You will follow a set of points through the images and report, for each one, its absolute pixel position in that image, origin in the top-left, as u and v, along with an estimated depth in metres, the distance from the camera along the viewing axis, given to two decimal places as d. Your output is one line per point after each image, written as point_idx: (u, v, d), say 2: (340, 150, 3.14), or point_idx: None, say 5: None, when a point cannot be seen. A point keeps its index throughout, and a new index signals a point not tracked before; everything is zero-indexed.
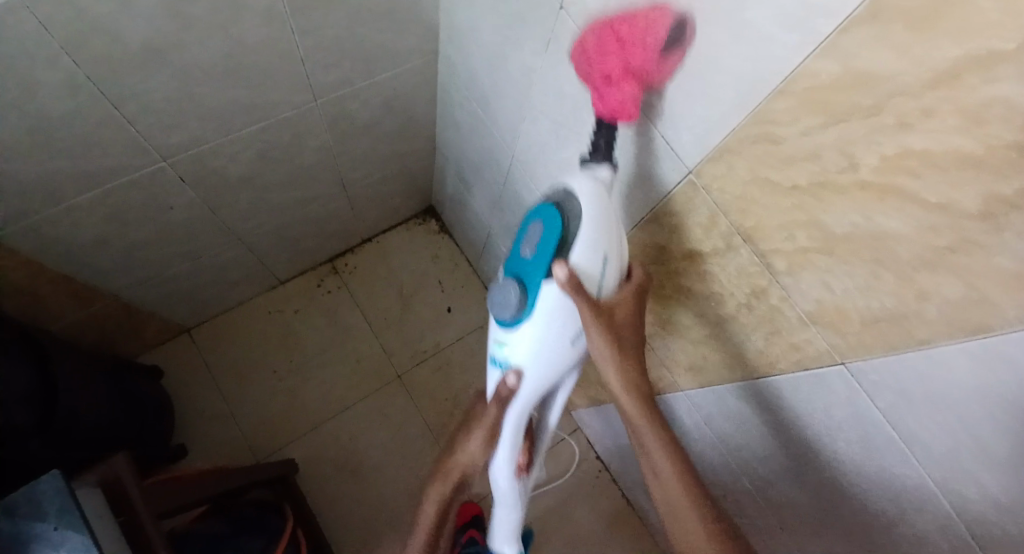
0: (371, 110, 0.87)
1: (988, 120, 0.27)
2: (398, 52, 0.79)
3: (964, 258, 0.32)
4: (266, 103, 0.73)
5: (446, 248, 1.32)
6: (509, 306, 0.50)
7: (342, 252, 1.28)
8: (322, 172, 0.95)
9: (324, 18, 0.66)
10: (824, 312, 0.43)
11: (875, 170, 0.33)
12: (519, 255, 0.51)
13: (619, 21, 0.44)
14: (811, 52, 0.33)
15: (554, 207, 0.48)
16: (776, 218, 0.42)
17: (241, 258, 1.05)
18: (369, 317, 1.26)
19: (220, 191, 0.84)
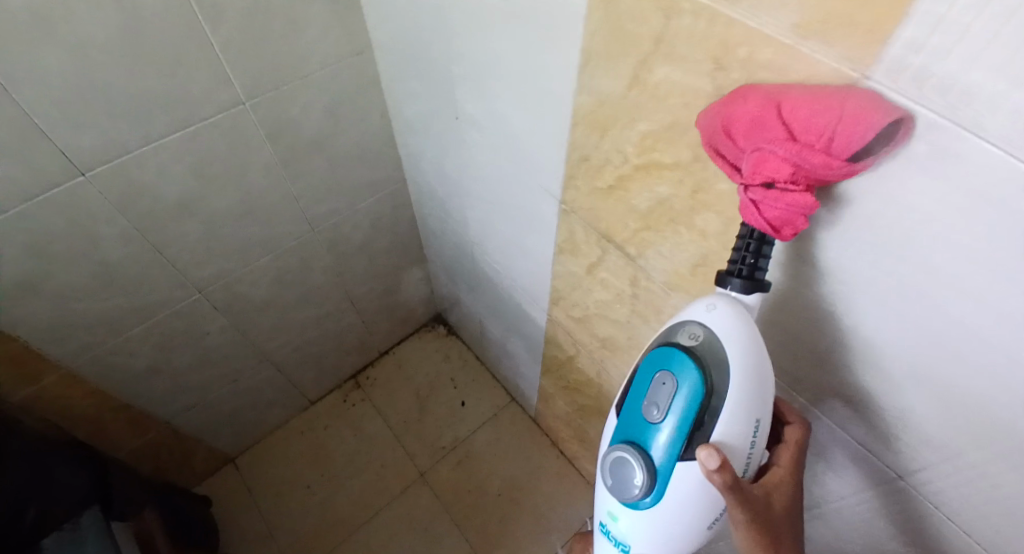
0: (362, 231, 1.07)
1: (663, 95, 0.40)
2: (374, 183, 1.00)
3: (705, 195, 0.43)
4: (276, 235, 0.94)
5: (454, 349, 1.50)
6: (634, 484, 0.47)
7: (363, 368, 1.46)
8: (332, 290, 1.14)
9: (312, 165, 0.89)
10: (676, 279, 0.53)
11: (637, 155, 0.46)
12: (640, 417, 0.47)
13: (788, 110, 0.34)
14: (571, 93, 0.48)
15: (695, 367, 0.44)
16: (613, 216, 0.55)
17: (273, 378, 1.21)
18: (390, 422, 1.39)
19: (247, 315, 1.02)
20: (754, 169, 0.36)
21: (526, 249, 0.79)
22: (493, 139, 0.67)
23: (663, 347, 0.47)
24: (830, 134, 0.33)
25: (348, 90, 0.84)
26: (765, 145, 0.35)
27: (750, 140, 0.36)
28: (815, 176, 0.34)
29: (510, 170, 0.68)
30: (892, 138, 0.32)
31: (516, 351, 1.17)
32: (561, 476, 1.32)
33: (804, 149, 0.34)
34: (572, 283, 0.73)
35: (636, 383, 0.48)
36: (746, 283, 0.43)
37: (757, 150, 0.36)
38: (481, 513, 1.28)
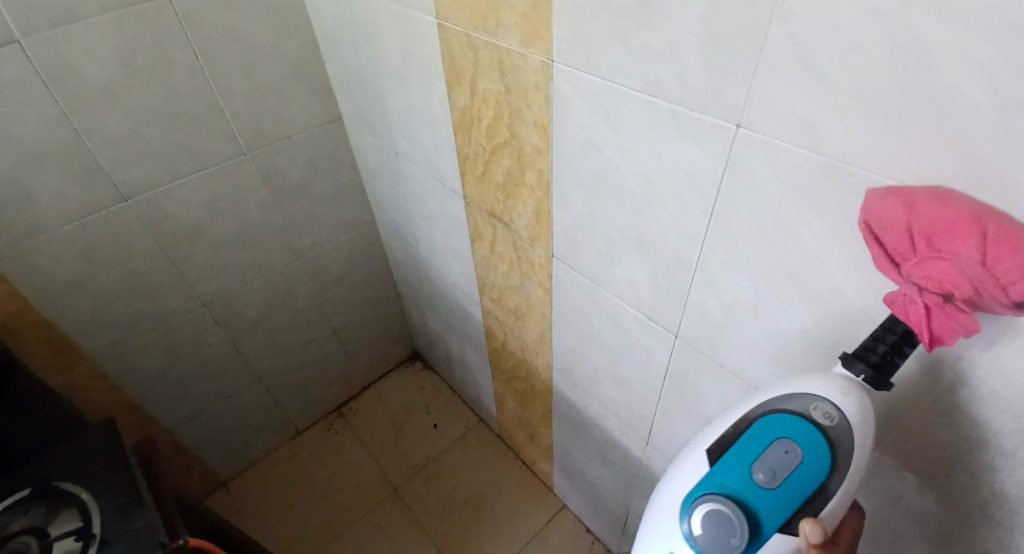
0: (339, 264, 1.29)
1: (486, 101, 0.69)
2: (348, 223, 1.24)
3: (524, 157, 0.70)
4: (267, 261, 1.16)
5: (430, 383, 1.61)
6: (724, 540, 0.45)
7: (346, 401, 1.57)
8: (314, 317, 1.33)
9: (296, 204, 1.14)
10: (534, 229, 0.78)
11: (488, 144, 0.74)
12: (747, 475, 0.46)
13: (992, 237, 0.35)
14: (446, 113, 0.77)
15: (825, 445, 0.44)
16: (489, 196, 0.82)
17: (263, 401, 1.36)
18: (368, 446, 1.47)
19: (242, 331, 1.21)
20: (925, 275, 0.38)
21: (453, 252, 1.03)
22: (411, 167, 0.94)
23: (789, 417, 0.46)
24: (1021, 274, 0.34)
25: (325, 148, 1.12)
26: (952, 257, 0.37)
27: (935, 244, 0.37)
28: (984, 302, 0.37)
29: (426, 187, 0.95)
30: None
31: (472, 363, 1.35)
32: (526, 487, 1.35)
33: (986, 278, 0.35)
34: (487, 266, 0.96)
35: (750, 441, 0.47)
36: (878, 377, 0.44)
37: (937, 257, 0.37)
38: (447, 523, 1.30)
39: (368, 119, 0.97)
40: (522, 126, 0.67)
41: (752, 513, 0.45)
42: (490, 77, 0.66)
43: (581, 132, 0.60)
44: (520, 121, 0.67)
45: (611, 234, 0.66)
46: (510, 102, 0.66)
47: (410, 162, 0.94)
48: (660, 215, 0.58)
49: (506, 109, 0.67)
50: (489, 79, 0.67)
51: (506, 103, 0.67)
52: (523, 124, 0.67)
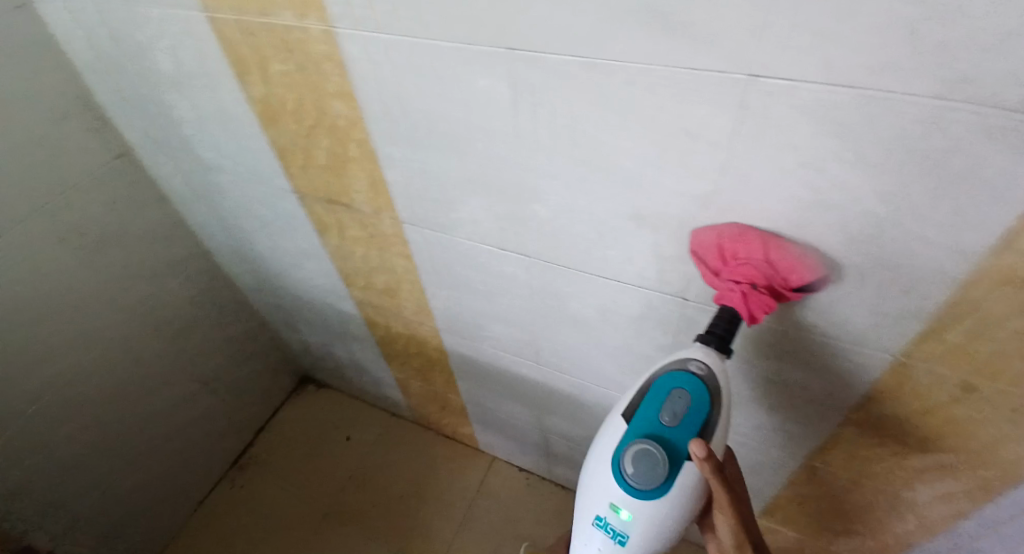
0: (182, 310, 1.14)
1: (284, 85, 0.68)
2: (177, 262, 1.09)
3: (340, 132, 0.70)
4: (97, 330, 1.00)
5: (333, 399, 1.48)
6: (650, 476, 0.55)
7: (243, 450, 1.40)
8: (178, 374, 1.17)
9: (110, 259, 0.99)
10: (375, 201, 0.79)
11: (300, 129, 0.73)
12: (656, 422, 0.57)
13: (771, 245, 0.54)
14: (247, 111, 0.75)
15: (703, 385, 0.57)
16: (320, 184, 0.80)
17: (151, 481, 1.20)
18: (284, 484, 1.35)
19: (95, 417, 1.05)
20: (737, 275, 0.56)
21: (304, 255, 0.99)
22: (228, 178, 0.89)
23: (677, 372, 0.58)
24: (788, 265, 0.54)
25: (123, 189, 0.97)
26: (750, 262, 0.55)
27: (737, 258, 0.56)
28: (773, 288, 0.56)
29: (253, 195, 0.90)
30: (822, 278, 0.55)
31: (364, 366, 1.29)
32: (457, 456, 1.37)
33: (772, 272, 0.55)
34: (344, 253, 0.93)
35: (652, 397, 0.59)
36: (723, 346, 0.58)
37: (738, 263, 0.56)
38: (396, 523, 1.28)
39: (165, 143, 0.88)
40: (328, 101, 0.67)
41: (666, 450, 0.56)
42: (279, 60, 0.65)
43: (387, 89, 0.62)
44: (324, 95, 0.67)
45: (446, 178, 0.69)
46: (307, 81, 0.66)
47: (225, 174, 0.89)
48: (480, 147, 0.63)
49: (306, 88, 0.67)
50: (278, 61, 0.65)
51: (304, 83, 0.66)
52: (328, 98, 0.67)
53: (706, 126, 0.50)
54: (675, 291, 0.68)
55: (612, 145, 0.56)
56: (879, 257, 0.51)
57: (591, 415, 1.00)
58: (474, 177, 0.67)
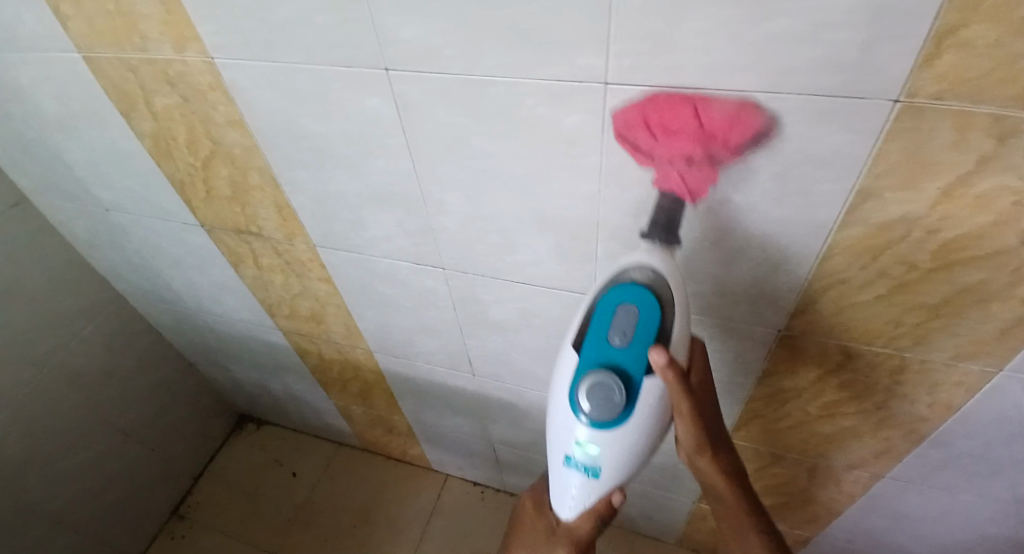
0: (99, 359, 1.08)
1: (174, 115, 0.67)
2: (88, 310, 1.05)
3: (239, 159, 0.70)
4: (4, 387, 0.94)
5: (275, 435, 1.45)
6: (610, 403, 0.50)
7: (180, 499, 1.34)
8: (101, 426, 1.12)
9: (13, 313, 0.93)
10: (285, 226, 0.78)
11: (198, 158, 0.72)
12: (607, 345, 0.52)
13: (703, 109, 0.47)
14: (140, 145, 0.73)
15: (650, 293, 0.51)
16: (227, 214, 0.79)
17: (80, 542, 1.12)
18: (227, 529, 1.29)
19: (7, 480, 0.98)
20: (672, 150, 0.51)
21: (223, 289, 0.97)
22: (133, 216, 0.86)
23: (624, 285, 0.52)
24: (725, 124, 0.48)
25: (21, 236, 0.92)
26: (684, 132, 0.49)
27: (669, 129, 0.49)
28: (715, 157, 0.50)
29: (161, 230, 0.88)
30: (765, 136, 0.47)
31: (302, 398, 1.27)
32: (407, 478, 1.35)
33: (710, 139, 0.49)
34: (263, 283, 0.91)
35: (599, 317, 0.53)
36: (668, 235, 0.56)
37: (669, 135, 0.50)
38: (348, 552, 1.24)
39: (61, 185, 0.85)
40: (221, 127, 0.66)
41: (623, 371, 0.50)
42: (166, 90, 0.64)
43: (278, 113, 0.62)
44: (216, 123, 0.66)
45: (351, 198, 0.69)
46: (195, 108, 0.65)
47: (130, 212, 0.86)
48: (377, 165, 0.63)
49: (196, 116, 0.66)
50: (166, 93, 0.65)
51: (194, 111, 0.66)
52: (220, 124, 0.66)
53: (581, 131, 0.53)
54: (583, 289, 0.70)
55: (499, 155, 0.57)
56: (741, 240, 0.56)
57: (531, 420, 1.01)
58: (378, 192, 0.67)
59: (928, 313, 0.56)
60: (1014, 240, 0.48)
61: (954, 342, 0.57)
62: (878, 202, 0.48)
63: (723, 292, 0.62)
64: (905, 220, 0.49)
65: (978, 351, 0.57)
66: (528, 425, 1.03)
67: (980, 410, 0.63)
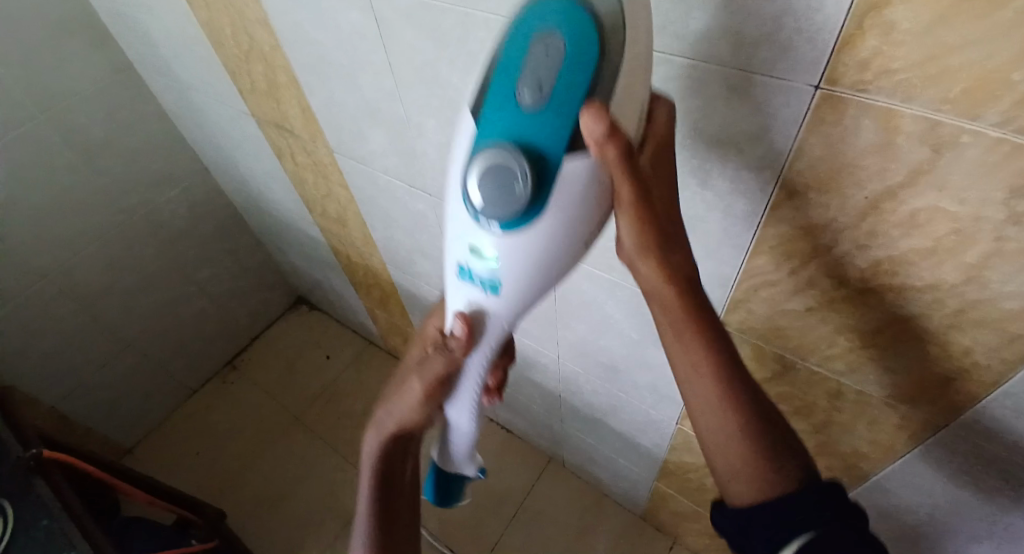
0: (180, 217, 1.28)
1: (221, 9, 0.75)
2: (175, 174, 1.23)
3: (268, 59, 0.77)
4: (99, 223, 1.16)
5: (322, 321, 1.64)
6: (507, 199, 0.35)
7: (237, 353, 1.58)
8: (174, 275, 1.33)
9: (112, 164, 1.12)
10: (308, 129, 0.85)
11: (240, 52, 0.80)
12: (515, 105, 0.34)
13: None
14: (201, 34, 0.83)
15: (588, 24, 0.33)
16: (266, 107, 0.88)
17: (146, 363, 1.37)
18: (265, 387, 1.52)
19: (95, 298, 1.22)
20: None
21: (272, 179, 1.09)
22: (204, 98, 0.99)
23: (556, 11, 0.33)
24: None
25: (126, 100, 1.10)
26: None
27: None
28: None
29: (223, 115, 1.00)
30: None
31: (339, 293, 1.40)
32: None
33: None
34: (299, 179, 1.01)
35: (506, 60, 0.35)
36: None
37: None
38: (352, 434, 1.41)
39: (155, 60, 0.99)
40: (252, 25, 0.73)
41: (532, 152, 0.34)
42: None
43: (288, 18, 0.67)
44: (248, 22, 0.73)
45: (350, 112, 0.74)
46: (233, 5, 0.73)
47: (201, 93, 0.98)
48: (367, 80, 0.67)
49: (234, 13, 0.74)
50: None
51: (233, 8, 0.73)
52: (251, 23, 0.73)
53: None
54: None
55: (461, 87, 0.58)
56: None
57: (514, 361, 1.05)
58: (371, 108, 0.71)
59: (862, 339, 0.51)
60: (952, 277, 0.42)
61: (888, 377, 0.52)
62: (802, 201, 0.44)
63: None
64: (831, 227, 0.45)
65: (915, 394, 0.52)
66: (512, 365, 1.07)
67: (921, 460, 0.57)
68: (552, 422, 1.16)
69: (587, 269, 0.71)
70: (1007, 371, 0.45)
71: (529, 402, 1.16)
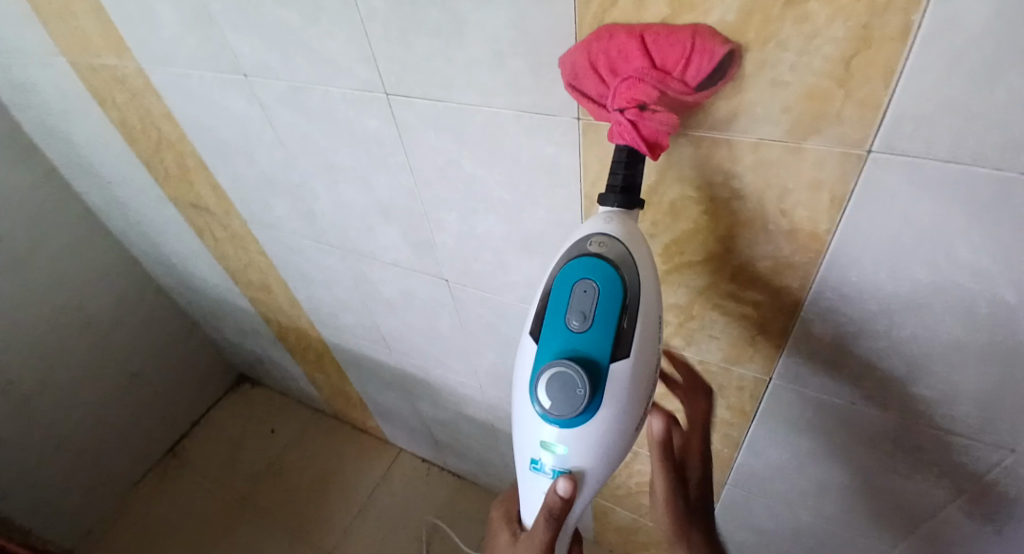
0: (113, 307, 1.33)
1: (131, 111, 0.85)
2: (104, 267, 1.29)
3: (177, 149, 0.87)
4: (31, 320, 1.19)
5: (265, 395, 1.66)
6: (571, 397, 0.46)
7: (179, 439, 1.59)
8: (110, 365, 1.36)
9: (41, 264, 1.18)
10: (221, 205, 0.94)
11: (152, 145, 0.90)
12: (568, 330, 0.47)
13: (651, 44, 0.42)
14: (116, 135, 0.93)
15: (610, 269, 0.45)
16: (182, 191, 0.97)
17: (86, 457, 1.37)
18: (211, 469, 1.52)
19: (28, 397, 1.23)
20: (623, 94, 0.43)
21: (197, 258, 1.16)
22: (124, 190, 1.07)
23: (586, 260, 0.46)
24: (684, 60, 0.42)
25: (51, 201, 1.17)
26: (632, 73, 0.43)
27: (619, 72, 0.43)
28: (673, 99, 0.43)
29: (144, 204, 1.08)
30: (724, 66, 0.42)
31: (279, 364, 1.45)
32: (365, 448, 1.51)
33: (665, 77, 0.42)
34: (222, 254, 1.09)
35: (558, 298, 0.47)
36: (628, 199, 0.47)
37: (620, 78, 0.43)
38: (301, 504, 1.42)
39: (76, 161, 1.08)
40: (159, 121, 0.84)
41: (584, 357, 0.46)
42: (121, 93, 0.83)
43: (190, 113, 0.78)
44: (156, 118, 0.83)
45: (253, 185, 0.84)
46: (140, 106, 0.83)
47: (122, 186, 1.07)
48: (260, 153, 0.77)
49: (143, 113, 0.84)
50: (121, 94, 0.83)
51: (141, 109, 0.83)
52: (158, 120, 0.83)
53: (384, 133, 0.62)
54: (434, 274, 0.79)
55: (336, 152, 0.69)
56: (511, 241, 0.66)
57: (444, 399, 1.11)
58: (269, 178, 0.81)
59: (682, 316, 0.64)
60: (716, 248, 0.55)
61: (716, 344, 0.65)
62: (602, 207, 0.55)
63: (530, 284, 0.70)
64: None
65: (739, 354, 0.64)
66: (442, 403, 1.14)
67: (766, 419, 0.70)
68: (491, 455, 1.22)
69: (471, 298, 0.79)
70: (786, 321, 0.57)
71: (466, 438, 1.22)
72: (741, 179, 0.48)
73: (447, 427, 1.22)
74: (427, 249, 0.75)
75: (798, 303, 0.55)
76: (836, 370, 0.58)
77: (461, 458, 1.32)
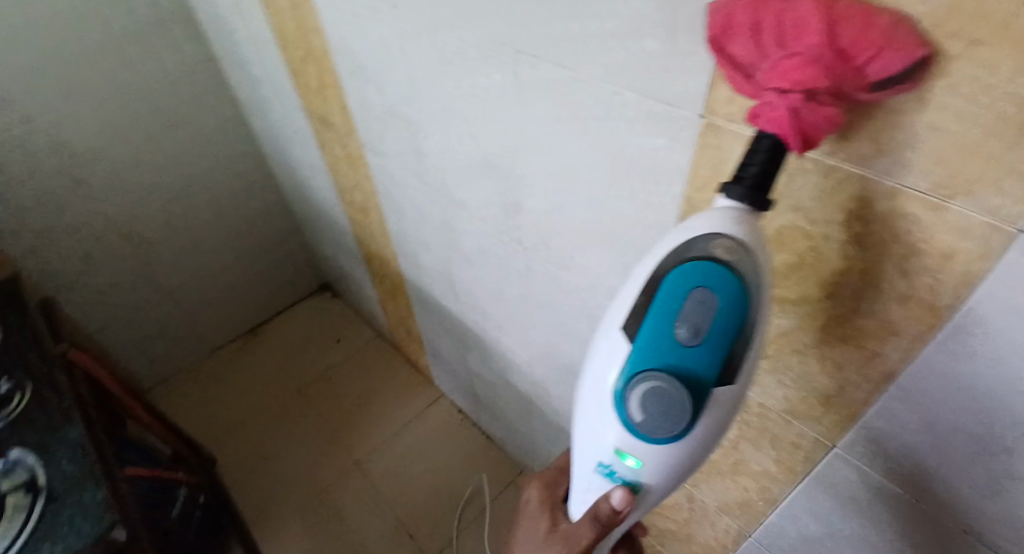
0: (233, 191, 1.45)
1: (286, 16, 0.90)
2: (234, 154, 1.40)
3: (317, 61, 0.92)
4: (165, 182, 1.32)
5: (340, 308, 1.76)
6: (669, 417, 0.42)
7: (259, 322, 1.72)
8: (218, 241, 1.49)
9: (184, 136, 1.30)
10: (343, 123, 0.99)
11: (297, 52, 0.95)
12: (672, 342, 0.41)
13: (837, 21, 0.34)
14: (270, 36, 0.99)
15: (736, 282, 0.39)
16: (312, 101, 1.02)
17: (179, 314, 1.52)
18: (277, 357, 1.64)
19: (147, 249, 1.38)
20: (785, 73, 0.35)
21: (312, 166, 1.23)
22: (266, 89, 1.15)
23: (706, 265, 0.40)
24: (873, 49, 0.34)
25: (205, 83, 1.28)
26: (803, 50, 0.35)
27: (787, 46, 0.36)
28: (842, 96, 0.36)
29: (279, 105, 1.15)
30: (918, 70, 0.34)
31: (359, 283, 1.52)
32: (413, 383, 1.56)
33: (844, 63, 0.34)
34: (334, 169, 1.15)
35: (664, 304, 0.41)
36: (756, 197, 0.39)
37: (786, 54, 0.35)
38: (343, 415, 1.50)
39: (233, 52, 1.17)
40: (309, 32, 0.88)
41: (689, 376, 0.41)
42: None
43: (335, 29, 0.82)
44: (306, 28, 0.88)
45: (374, 110, 0.88)
46: (296, 14, 0.88)
47: (265, 85, 1.15)
48: (387, 81, 0.80)
49: (296, 21, 0.89)
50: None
51: (295, 16, 0.88)
52: (308, 30, 0.88)
53: (505, 89, 0.62)
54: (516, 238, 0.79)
55: (455, 96, 0.69)
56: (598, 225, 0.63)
57: (495, 361, 1.13)
58: (390, 108, 0.84)
59: None
60: (813, 292, 0.50)
61: (783, 392, 0.60)
62: None
63: (606, 274, 0.67)
64: None
65: (806, 411, 0.59)
66: (492, 364, 1.15)
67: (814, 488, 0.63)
68: (525, 429, 1.22)
69: (545, 272, 0.78)
70: (871, 391, 0.51)
71: (507, 406, 1.23)
72: (865, 223, 0.43)
73: (491, 389, 1.23)
74: (515, 212, 0.75)
75: (889, 376, 0.49)
76: (911, 461, 0.52)
77: (497, 422, 1.34)
